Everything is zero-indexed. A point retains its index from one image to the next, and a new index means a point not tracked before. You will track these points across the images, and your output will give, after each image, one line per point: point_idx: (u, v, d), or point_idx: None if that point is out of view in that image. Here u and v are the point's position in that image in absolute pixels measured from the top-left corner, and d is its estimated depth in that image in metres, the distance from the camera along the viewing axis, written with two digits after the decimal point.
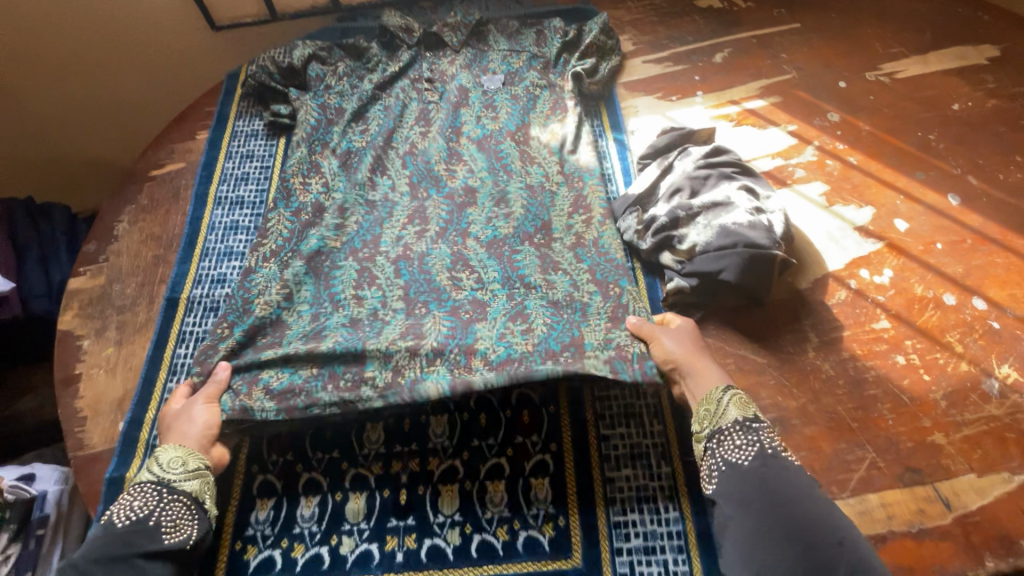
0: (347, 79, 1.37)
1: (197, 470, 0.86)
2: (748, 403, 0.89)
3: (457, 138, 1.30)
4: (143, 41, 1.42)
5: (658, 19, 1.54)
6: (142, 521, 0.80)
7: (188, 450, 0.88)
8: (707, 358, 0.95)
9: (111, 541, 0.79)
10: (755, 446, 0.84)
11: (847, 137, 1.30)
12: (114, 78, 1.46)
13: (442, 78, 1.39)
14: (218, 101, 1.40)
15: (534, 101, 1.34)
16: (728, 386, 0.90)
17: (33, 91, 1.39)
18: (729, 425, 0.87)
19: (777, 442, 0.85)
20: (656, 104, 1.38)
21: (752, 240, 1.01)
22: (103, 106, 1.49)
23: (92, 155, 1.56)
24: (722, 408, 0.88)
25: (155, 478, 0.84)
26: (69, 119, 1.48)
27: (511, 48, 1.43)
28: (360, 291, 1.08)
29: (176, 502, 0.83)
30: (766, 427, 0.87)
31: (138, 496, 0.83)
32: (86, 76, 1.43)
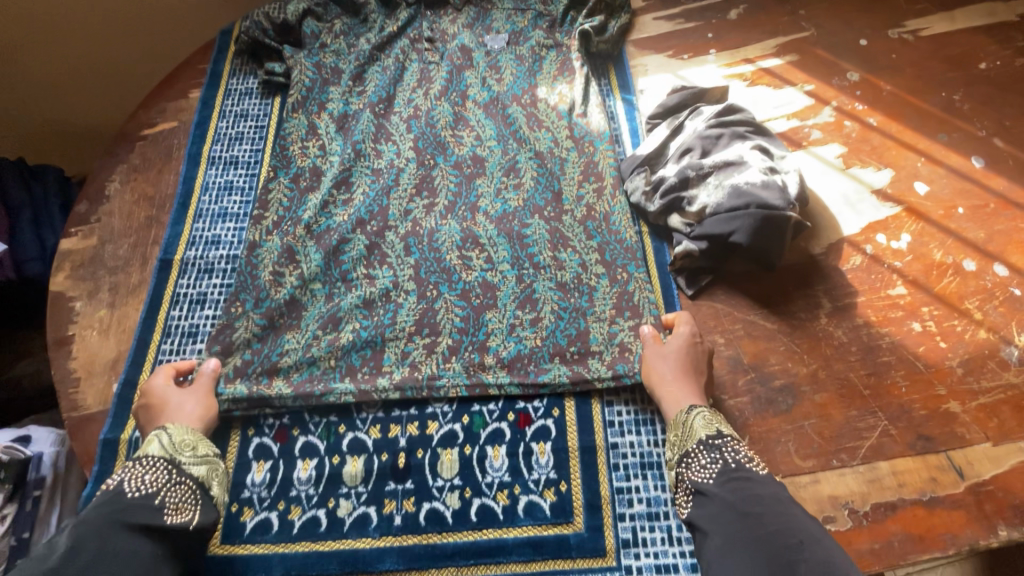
0: (344, 37, 1.32)
1: (205, 456, 0.85)
2: (715, 419, 0.85)
3: (463, 103, 1.24)
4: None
5: None
6: (149, 496, 0.77)
7: (197, 435, 0.86)
8: (687, 372, 0.90)
9: (116, 507, 0.75)
10: (719, 463, 0.80)
11: (867, 98, 1.24)
12: (99, 28, 1.40)
13: (443, 37, 1.34)
14: (211, 58, 1.35)
15: (540, 62, 1.29)
16: (693, 405, 0.87)
17: (22, 50, 1.35)
18: (694, 446, 0.83)
19: (746, 454, 0.81)
20: (666, 63, 1.31)
21: (764, 200, 0.96)
22: (90, 58, 1.43)
23: (80, 112, 1.51)
24: (689, 429, 0.85)
25: (164, 454, 0.82)
26: (54, 72, 1.41)
27: (516, 6, 1.37)
28: (372, 269, 1.05)
29: (181, 485, 0.81)
30: (736, 442, 0.83)
31: (149, 469, 0.80)
32: (72, 24, 1.36)
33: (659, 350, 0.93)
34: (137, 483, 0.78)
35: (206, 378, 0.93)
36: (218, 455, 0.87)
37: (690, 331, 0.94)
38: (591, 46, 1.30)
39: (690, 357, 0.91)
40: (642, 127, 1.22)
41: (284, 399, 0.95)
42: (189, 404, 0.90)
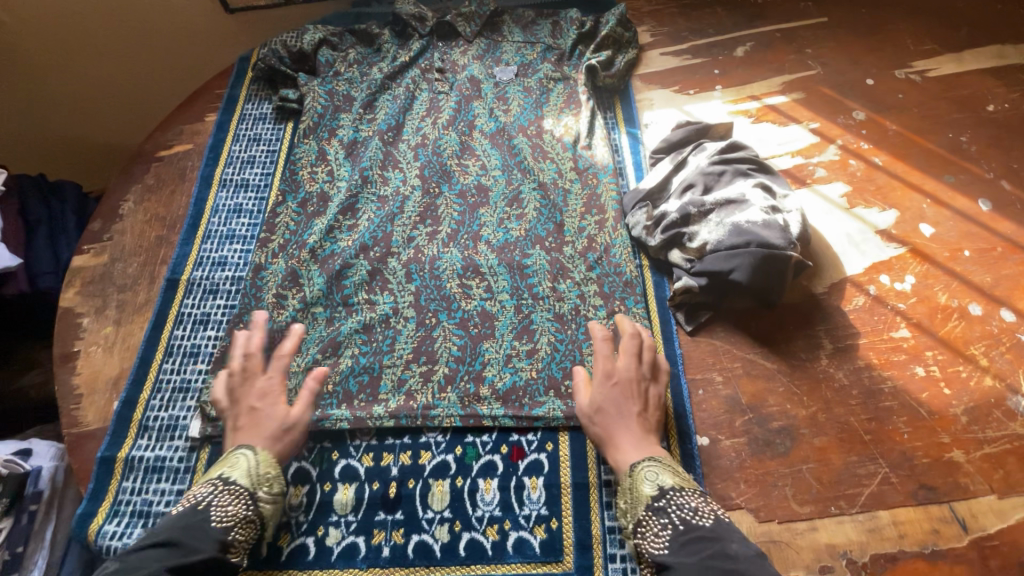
0: (357, 66, 1.36)
1: (280, 494, 0.84)
2: (656, 475, 0.81)
3: (470, 132, 1.27)
4: (152, 14, 1.42)
5: (678, 11, 1.49)
6: (223, 530, 0.77)
7: (278, 468, 0.85)
8: (624, 418, 0.86)
9: (194, 535, 0.75)
10: (668, 529, 0.77)
11: (873, 137, 1.24)
12: (119, 52, 1.46)
13: (453, 68, 1.37)
14: (228, 84, 1.39)
15: (547, 94, 1.32)
16: (637, 462, 0.83)
17: (51, 71, 1.43)
18: (645, 512, 0.79)
19: (694, 506, 0.78)
20: (672, 97, 1.33)
21: (765, 239, 0.96)
22: (109, 79, 1.50)
23: (98, 130, 1.58)
24: (636, 492, 0.81)
25: (247, 485, 0.81)
26: (78, 91, 1.49)
27: (526, 40, 1.41)
28: (373, 295, 1.06)
29: (252, 522, 0.80)
30: (679, 491, 0.80)
31: (233, 499, 0.80)
32: (93, 47, 1.43)
33: (590, 408, 0.88)
34: (220, 513, 0.78)
35: (309, 395, 0.90)
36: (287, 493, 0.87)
37: (607, 371, 0.89)
38: (598, 80, 1.32)
39: (616, 403, 0.87)
40: (647, 161, 1.22)
41: None
42: (284, 435, 0.87)
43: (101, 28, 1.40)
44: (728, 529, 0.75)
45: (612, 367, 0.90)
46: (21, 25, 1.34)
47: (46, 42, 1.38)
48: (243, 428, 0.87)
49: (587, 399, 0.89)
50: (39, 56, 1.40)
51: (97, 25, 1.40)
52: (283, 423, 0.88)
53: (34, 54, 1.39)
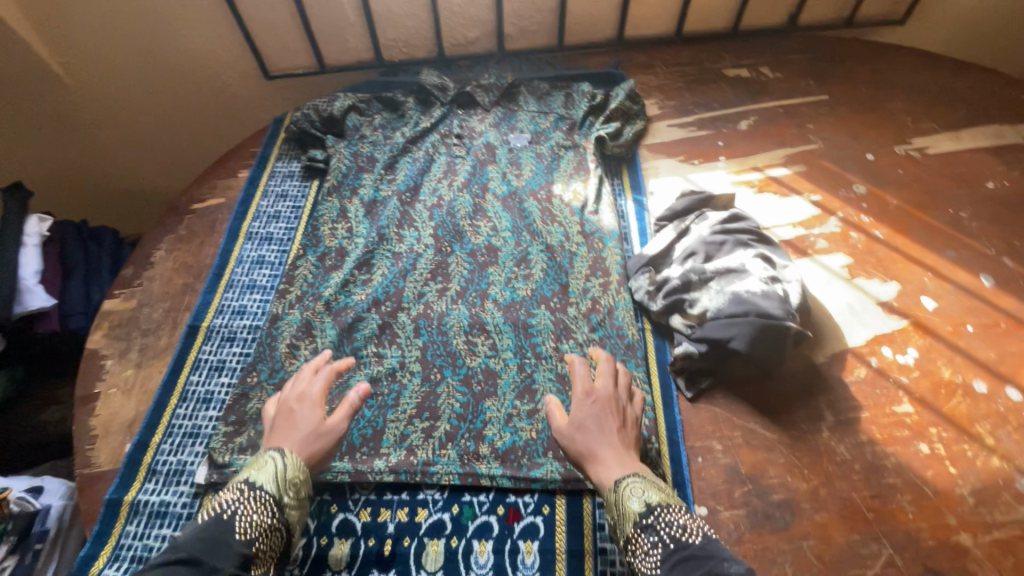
0: (381, 130, 1.47)
1: (303, 499, 0.87)
2: (642, 491, 0.84)
3: (483, 195, 1.34)
4: (195, 79, 1.58)
5: (685, 86, 1.57)
6: (248, 541, 0.79)
7: (305, 472, 0.87)
8: (603, 435, 0.90)
9: (218, 548, 0.76)
10: (659, 547, 0.78)
11: (873, 210, 1.27)
12: (162, 109, 1.63)
13: (471, 134, 1.46)
14: (262, 143, 1.50)
15: (559, 161, 1.40)
16: (620, 480, 0.85)
17: (104, 132, 1.63)
18: (633, 530, 0.81)
19: (682, 523, 0.80)
20: (677, 166, 1.39)
21: (764, 309, 0.99)
22: (153, 134, 1.67)
23: (140, 175, 1.76)
24: (623, 509, 0.83)
25: (274, 492, 0.83)
26: (125, 149, 1.68)
27: (540, 109, 1.51)
28: (382, 348, 1.10)
29: (276, 530, 0.83)
30: (665, 508, 0.82)
31: (258, 509, 0.81)
32: (140, 106, 1.60)
33: (568, 427, 0.91)
34: (245, 524, 0.79)
35: (351, 408, 0.94)
36: (308, 497, 0.90)
37: (582, 389, 0.94)
38: (607, 149, 1.38)
39: (596, 419, 0.91)
40: (651, 227, 1.27)
41: None
42: (314, 443, 0.90)
43: (148, 90, 1.57)
44: (716, 547, 0.78)
45: (590, 386, 0.95)
46: (79, 87, 1.52)
47: (99, 102, 1.56)
48: (279, 429, 0.91)
49: (565, 420, 0.93)
50: (93, 114, 1.58)
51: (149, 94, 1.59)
52: (318, 431, 0.91)
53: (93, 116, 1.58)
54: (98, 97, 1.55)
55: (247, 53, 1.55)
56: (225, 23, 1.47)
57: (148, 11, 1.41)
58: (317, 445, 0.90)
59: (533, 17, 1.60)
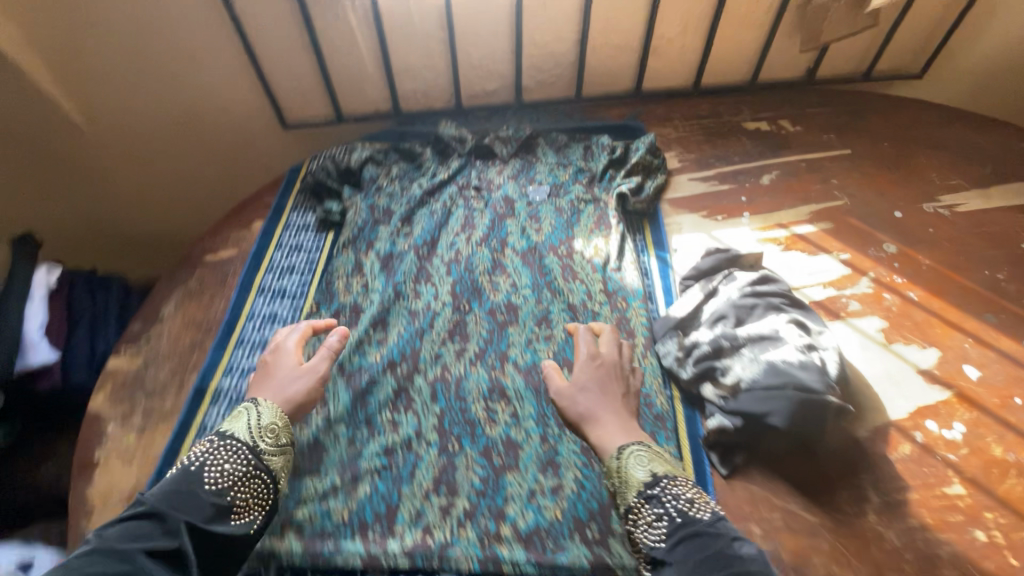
0: (398, 181, 1.45)
1: (283, 447, 0.93)
2: (648, 463, 0.89)
3: (501, 249, 1.31)
4: (212, 128, 1.58)
5: (705, 139, 1.56)
6: (221, 492, 0.85)
7: (284, 420, 0.95)
8: (608, 399, 0.97)
9: (190, 498, 0.83)
10: (664, 519, 0.83)
11: (906, 270, 1.23)
12: (180, 160, 1.64)
13: (489, 186, 1.44)
14: (278, 193, 1.49)
15: (578, 215, 1.37)
16: (625, 446, 0.91)
17: (120, 176, 1.64)
18: (636, 499, 0.86)
19: (689, 497, 0.85)
20: (700, 222, 1.36)
21: (803, 382, 0.94)
22: (168, 181, 1.68)
23: (153, 220, 1.77)
24: (627, 479, 0.88)
25: (247, 441, 0.91)
26: (139, 194, 1.69)
27: (559, 162, 1.50)
28: (397, 414, 1.05)
29: (256, 478, 0.89)
30: (671, 480, 0.87)
31: (229, 458, 0.88)
32: (158, 156, 1.62)
33: (566, 388, 0.99)
34: (216, 475, 0.86)
35: (331, 351, 1.05)
36: (292, 446, 0.96)
37: (588, 353, 1.02)
38: (629, 205, 1.35)
39: (602, 381, 0.99)
40: (676, 286, 1.23)
41: (292, 556, 0.90)
42: (296, 383, 1.00)
43: (166, 140, 1.59)
44: (723, 524, 0.82)
45: (594, 348, 1.03)
46: (98, 134, 1.53)
47: (117, 150, 1.58)
48: (259, 379, 1.02)
49: (564, 382, 1.00)
50: (111, 160, 1.60)
51: (167, 143, 1.60)
52: (293, 373, 1.02)
53: (110, 161, 1.60)
54: (116, 145, 1.57)
55: (265, 103, 1.55)
56: (245, 75, 1.48)
57: (170, 65, 1.43)
58: (296, 390, 1.00)
59: (552, 70, 1.61)
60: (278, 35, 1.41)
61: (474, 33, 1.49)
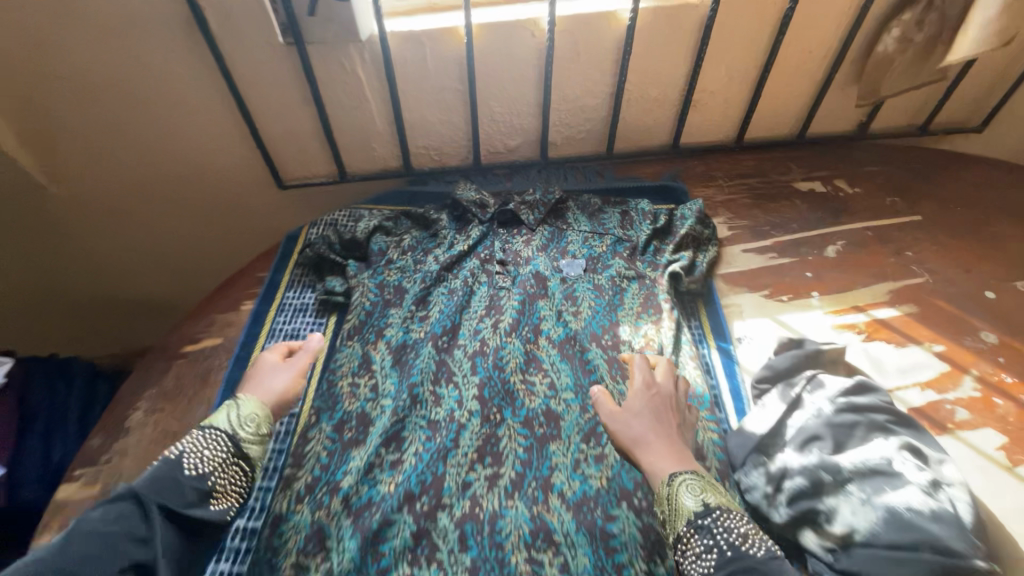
0: (411, 253, 1.26)
1: (265, 435, 0.86)
2: (701, 489, 0.78)
3: (535, 339, 1.11)
4: (198, 189, 1.39)
5: (755, 202, 1.40)
6: (201, 478, 0.78)
7: (265, 411, 0.87)
8: (663, 427, 0.86)
9: (169, 484, 0.75)
10: (714, 553, 0.73)
11: (1014, 367, 1.05)
12: (161, 227, 1.45)
13: (516, 260, 1.25)
14: (272, 266, 1.29)
15: (621, 296, 1.18)
16: (677, 473, 0.79)
17: (89, 241, 1.43)
18: (685, 529, 0.76)
19: (743, 530, 0.75)
20: (764, 305, 1.18)
21: (940, 542, 0.74)
22: (146, 247, 1.48)
23: (129, 290, 1.57)
24: (675, 505, 0.77)
25: (228, 429, 0.82)
26: (111, 258, 1.48)
27: (594, 229, 1.31)
28: (418, 569, 0.84)
29: (237, 465, 0.82)
30: (724, 512, 0.76)
31: (209, 445, 0.80)
32: (136, 223, 1.42)
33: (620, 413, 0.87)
34: (195, 462, 0.78)
35: (313, 349, 0.97)
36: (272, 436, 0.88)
37: (644, 381, 0.90)
38: (682, 286, 1.17)
39: (656, 407, 0.88)
40: (748, 392, 1.03)
41: None
42: (280, 378, 0.92)
43: (145, 206, 1.39)
44: (778, 566, 0.71)
45: (648, 377, 0.91)
46: (66, 198, 1.34)
47: (87, 216, 1.38)
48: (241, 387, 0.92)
49: (617, 408, 0.88)
50: (80, 224, 1.39)
51: (143, 205, 1.39)
52: (275, 368, 0.94)
53: (77, 225, 1.39)
54: (87, 211, 1.37)
55: (260, 163, 1.37)
56: (238, 133, 1.30)
57: (151, 122, 1.25)
58: (277, 384, 0.91)
59: (581, 125, 1.44)
60: (276, 89, 1.24)
61: (498, 86, 1.32)
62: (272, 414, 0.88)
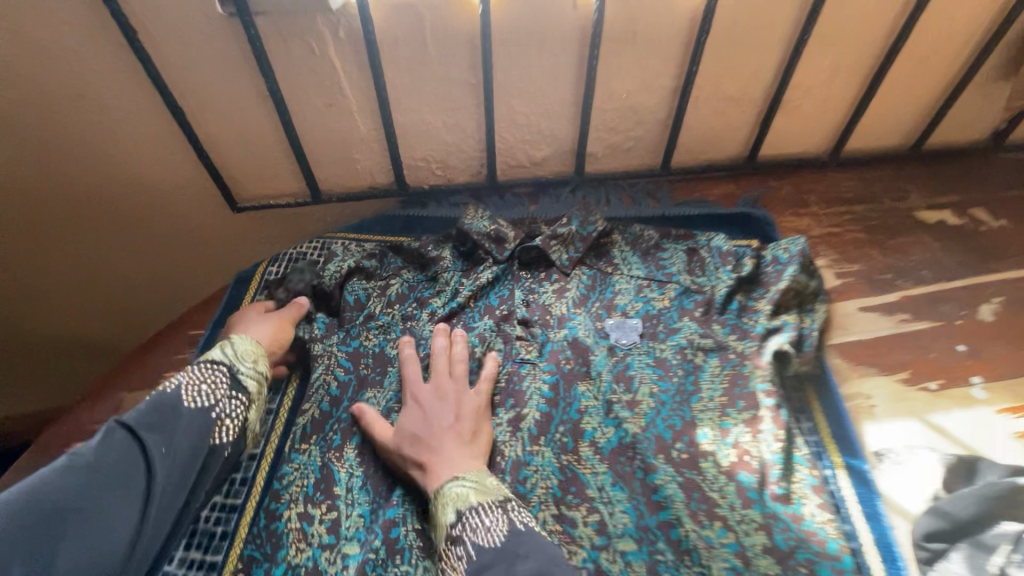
0: (400, 305, 0.92)
1: (263, 373, 0.78)
2: (460, 487, 0.66)
3: (573, 446, 0.77)
4: (120, 214, 1.03)
5: (867, 239, 1.05)
6: (205, 409, 0.69)
7: (260, 351, 0.80)
8: (439, 433, 0.72)
9: (168, 414, 0.66)
10: (463, 560, 0.60)
11: None
12: (67, 256, 1.05)
13: (545, 320, 0.90)
14: (213, 321, 0.97)
15: (695, 377, 0.83)
16: (450, 479, 0.67)
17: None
18: (443, 544, 0.63)
19: (489, 523, 0.61)
20: (904, 396, 0.82)
21: None
22: (80, 282, 1.09)
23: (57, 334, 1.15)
24: (438, 521, 0.65)
25: (228, 363, 0.75)
26: (36, 295, 1.08)
27: (650, 274, 0.95)
28: None
29: (237, 399, 0.73)
30: (478, 509, 0.63)
31: (206, 377, 0.72)
32: (30, 247, 1.02)
33: (395, 438, 0.73)
34: (193, 394, 0.69)
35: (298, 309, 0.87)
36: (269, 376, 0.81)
37: (414, 380, 0.79)
38: (790, 370, 0.82)
39: (439, 412, 0.75)
40: (909, 551, 0.68)
41: None
42: (263, 325, 0.83)
43: (40, 228, 1.00)
44: (522, 547, 0.59)
45: (418, 390, 0.78)
46: None
47: None
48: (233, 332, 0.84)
49: (391, 430, 0.75)
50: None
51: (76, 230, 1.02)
52: (256, 318, 0.85)
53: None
54: None
55: (205, 179, 1.03)
56: (170, 139, 0.96)
57: (45, 127, 0.90)
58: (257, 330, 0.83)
59: (629, 131, 1.08)
60: (217, 77, 0.90)
61: (522, 76, 0.97)
62: (267, 355, 0.81)
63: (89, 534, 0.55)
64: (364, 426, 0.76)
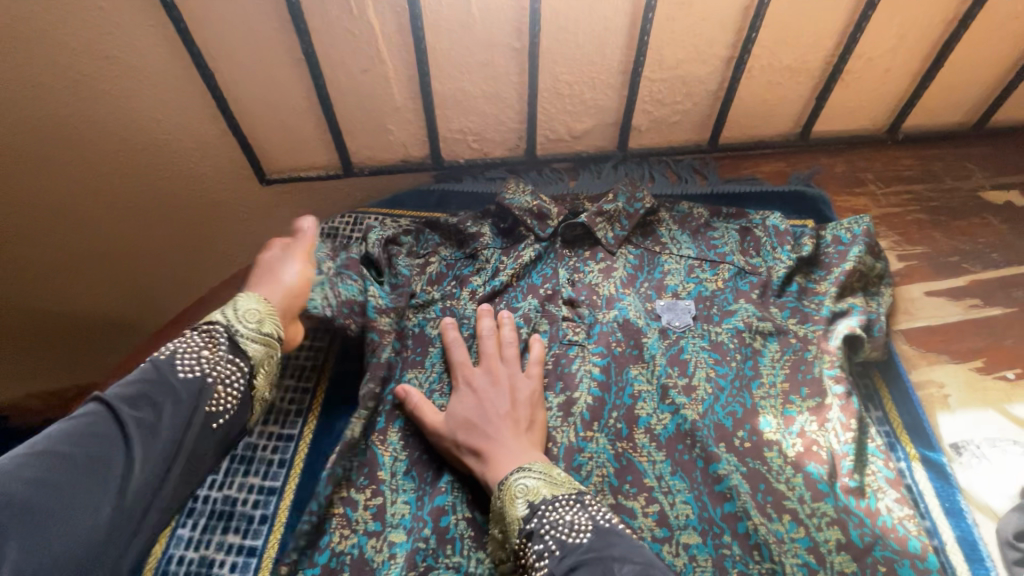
0: (438, 283, 0.87)
1: (271, 335, 0.71)
2: (526, 480, 0.64)
3: (628, 433, 0.73)
4: (145, 184, 0.99)
5: (930, 221, 0.99)
6: (199, 377, 0.65)
7: (269, 310, 0.72)
8: (494, 422, 0.70)
9: (157, 387, 0.62)
10: (545, 558, 0.59)
11: None
12: (93, 226, 1.01)
13: (592, 299, 0.85)
14: None
15: (754, 362, 0.78)
16: (518, 469, 0.65)
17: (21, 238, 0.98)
18: (518, 541, 0.61)
19: (571, 520, 0.60)
20: (978, 386, 0.78)
21: None
22: (102, 253, 1.05)
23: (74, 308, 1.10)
24: (506, 515, 0.63)
25: (228, 325, 0.70)
26: (60, 265, 1.04)
27: (702, 253, 0.89)
28: None
29: (236, 366, 0.68)
30: (553, 505, 0.62)
31: (202, 344, 0.67)
32: (62, 212, 0.97)
33: (446, 424, 0.70)
34: (187, 363, 0.65)
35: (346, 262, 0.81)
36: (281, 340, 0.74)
37: (462, 363, 0.76)
38: (861, 357, 0.77)
39: (494, 399, 0.72)
40: (994, 551, 0.66)
41: None
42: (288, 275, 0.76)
43: (71, 191, 0.95)
44: (606, 541, 0.58)
45: (469, 373, 0.75)
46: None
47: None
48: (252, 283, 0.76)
49: (442, 415, 0.71)
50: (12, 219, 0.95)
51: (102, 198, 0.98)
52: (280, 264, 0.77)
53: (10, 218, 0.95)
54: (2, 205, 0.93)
55: (234, 150, 0.98)
56: (199, 108, 0.91)
57: (72, 91, 0.85)
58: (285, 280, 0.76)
59: (677, 104, 1.02)
60: (249, 40, 0.85)
61: (570, 43, 0.91)
62: (280, 313, 0.74)
63: (56, 518, 0.51)
64: (411, 410, 0.72)
